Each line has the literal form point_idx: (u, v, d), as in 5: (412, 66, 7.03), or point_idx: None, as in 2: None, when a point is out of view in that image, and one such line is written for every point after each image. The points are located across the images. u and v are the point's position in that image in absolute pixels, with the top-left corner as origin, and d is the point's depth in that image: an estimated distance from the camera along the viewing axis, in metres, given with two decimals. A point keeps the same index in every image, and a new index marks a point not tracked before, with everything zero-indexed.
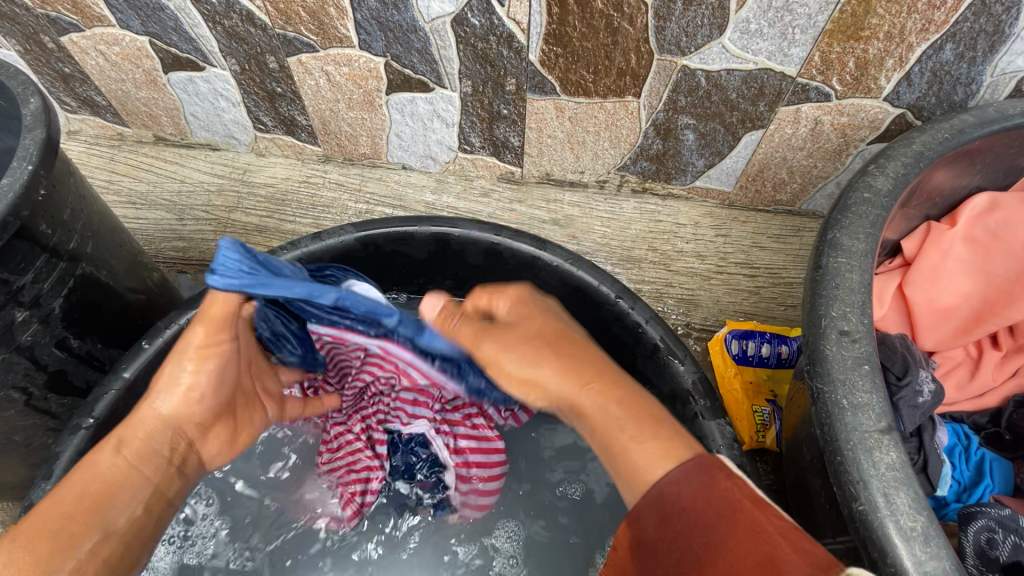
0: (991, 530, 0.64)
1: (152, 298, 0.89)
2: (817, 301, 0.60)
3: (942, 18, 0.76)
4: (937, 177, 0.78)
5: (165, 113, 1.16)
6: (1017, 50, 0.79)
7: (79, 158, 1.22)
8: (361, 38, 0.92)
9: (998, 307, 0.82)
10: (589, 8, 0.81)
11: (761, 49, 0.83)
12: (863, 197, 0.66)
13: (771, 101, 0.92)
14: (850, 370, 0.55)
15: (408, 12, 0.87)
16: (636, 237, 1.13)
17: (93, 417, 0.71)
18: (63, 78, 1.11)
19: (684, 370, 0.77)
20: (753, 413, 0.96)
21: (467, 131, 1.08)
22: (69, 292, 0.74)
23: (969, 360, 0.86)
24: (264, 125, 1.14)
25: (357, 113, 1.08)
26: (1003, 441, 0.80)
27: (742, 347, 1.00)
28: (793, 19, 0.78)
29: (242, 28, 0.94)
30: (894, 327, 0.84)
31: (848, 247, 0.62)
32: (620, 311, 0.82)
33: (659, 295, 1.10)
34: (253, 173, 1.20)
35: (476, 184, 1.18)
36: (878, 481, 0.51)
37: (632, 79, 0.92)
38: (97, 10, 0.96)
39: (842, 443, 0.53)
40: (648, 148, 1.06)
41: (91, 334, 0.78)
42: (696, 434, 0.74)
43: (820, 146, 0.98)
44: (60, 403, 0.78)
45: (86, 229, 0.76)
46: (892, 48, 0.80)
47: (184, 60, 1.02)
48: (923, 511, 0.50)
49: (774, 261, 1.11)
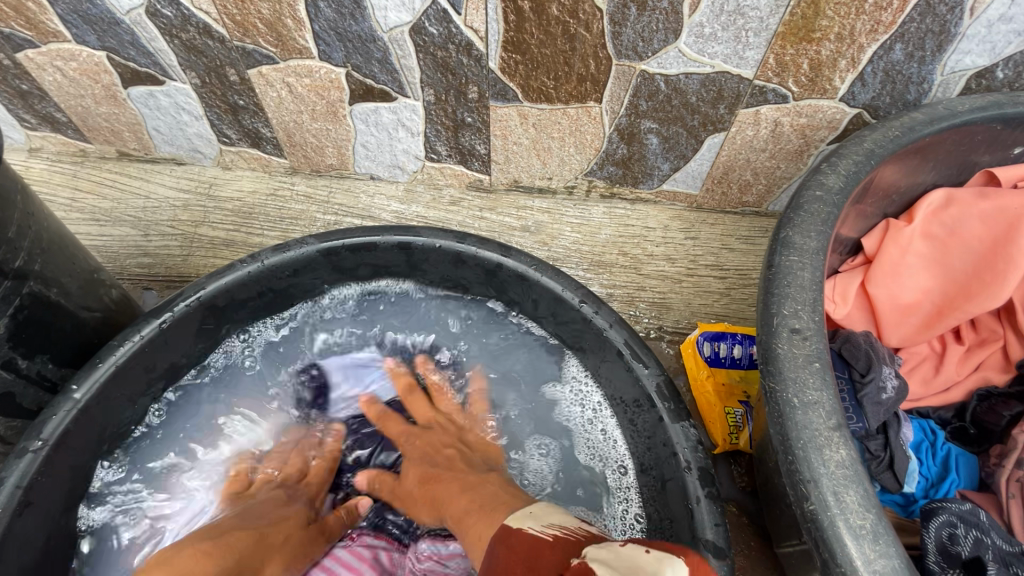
0: (952, 526, 0.64)
1: (110, 315, 0.87)
2: (770, 300, 0.60)
3: (890, 18, 0.77)
4: (890, 174, 0.79)
5: (127, 128, 1.14)
6: (964, 49, 0.80)
7: (41, 175, 1.19)
8: (321, 49, 0.92)
9: (958, 301, 0.83)
10: (545, 15, 0.82)
11: (717, 52, 0.84)
12: (814, 195, 0.67)
13: (730, 104, 0.92)
14: (801, 369, 0.55)
15: (366, 22, 0.87)
16: (606, 242, 1.13)
17: (41, 438, 0.69)
18: (21, 95, 1.09)
19: (648, 373, 0.77)
20: (725, 415, 0.95)
21: (433, 140, 1.08)
22: (15, 311, 0.72)
23: (934, 354, 0.86)
24: (228, 138, 1.13)
25: (322, 125, 1.07)
26: (969, 435, 0.82)
27: (715, 349, 1.00)
28: (745, 23, 0.79)
29: (200, 41, 0.93)
30: (859, 325, 0.85)
31: (800, 245, 0.62)
32: (585, 317, 0.82)
33: (630, 299, 1.09)
34: (219, 187, 1.19)
35: (445, 193, 1.18)
36: (829, 480, 0.50)
37: (592, 85, 0.93)
38: (52, 26, 0.95)
39: (793, 442, 0.53)
40: (614, 153, 1.06)
41: (41, 354, 0.76)
42: (663, 438, 0.74)
43: (782, 147, 0.99)
44: (9, 426, 0.75)
45: (34, 246, 0.74)
46: (844, 49, 0.81)
47: (142, 74, 1.01)
48: (873, 509, 0.49)
49: (742, 263, 1.12)
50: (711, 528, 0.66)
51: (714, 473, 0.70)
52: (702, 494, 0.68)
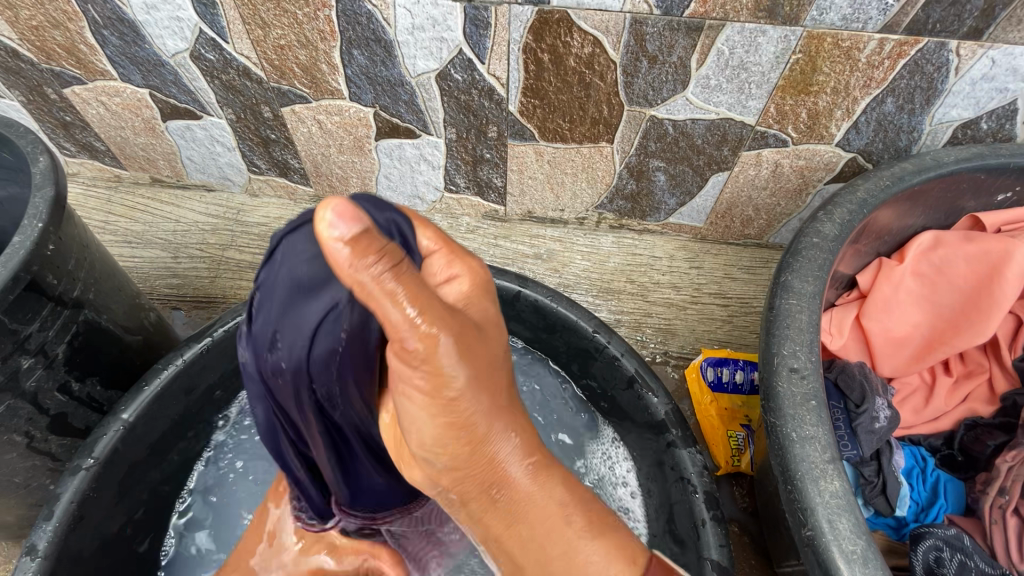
0: (939, 549, 0.70)
1: (150, 338, 0.92)
2: (770, 340, 0.66)
3: (881, 75, 0.84)
4: (882, 218, 0.85)
5: (162, 157, 1.20)
6: (950, 103, 0.87)
7: (76, 199, 1.25)
8: (352, 90, 0.99)
9: (947, 336, 0.88)
10: (563, 66, 0.89)
11: (721, 101, 0.91)
12: (812, 241, 0.73)
13: (733, 147, 0.99)
14: (799, 406, 0.61)
15: (396, 68, 0.93)
16: (614, 270, 1.19)
17: (93, 457, 0.74)
18: (64, 125, 1.16)
19: (658, 402, 0.82)
20: (727, 438, 1.00)
21: (452, 173, 1.14)
22: (72, 337, 0.78)
23: (924, 385, 0.91)
24: (258, 167, 1.19)
25: (348, 157, 1.13)
26: (956, 462, 0.87)
27: (717, 374, 1.05)
28: (748, 76, 0.86)
29: (239, 82, 1.00)
30: (855, 356, 0.90)
31: (798, 289, 0.68)
32: (599, 345, 0.88)
33: (637, 325, 1.15)
34: (246, 213, 1.25)
35: (462, 221, 1.24)
36: (824, 509, 0.56)
37: (605, 127, 0.99)
38: (100, 66, 1.01)
39: (793, 473, 0.58)
40: (623, 188, 1.12)
41: (91, 377, 0.82)
42: (671, 463, 0.79)
43: (782, 186, 1.05)
44: (60, 443, 0.81)
45: (88, 277, 0.80)
46: (839, 101, 0.88)
47: (181, 109, 1.08)
48: (863, 535, 0.55)
49: (744, 291, 1.18)
50: (716, 548, 0.71)
51: (718, 496, 0.75)
52: (707, 516, 0.73)
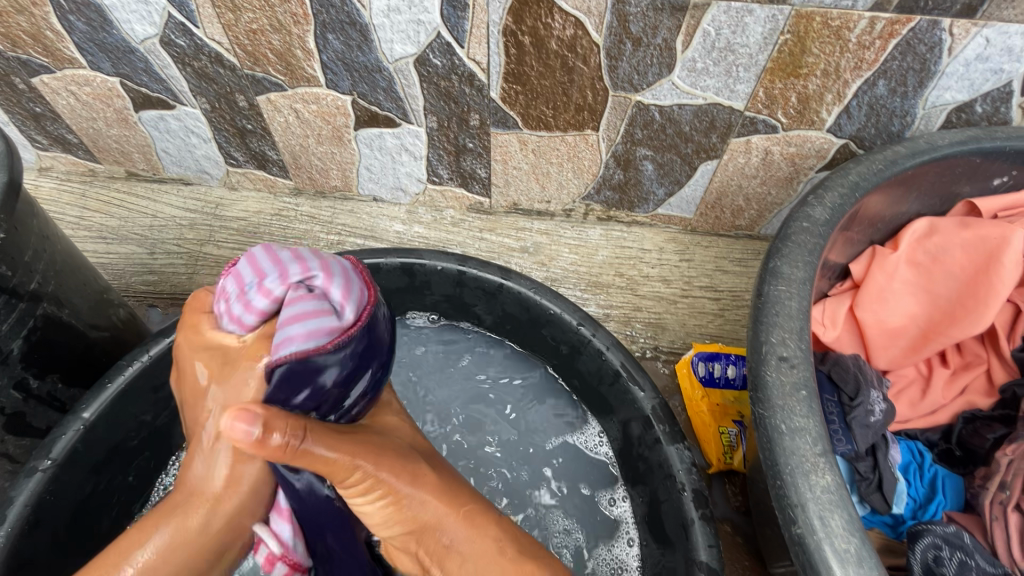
0: (938, 548, 0.67)
1: (117, 334, 0.89)
2: (759, 328, 0.63)
3: (872, 56, 0.81)
4: (876, 204, 0.83)
5: (137, 150, 1.17)
6: (944, 85, 0.84)
7: (50, 195, 1.22)
8: (328, 77, 0.95)
9: (944, 327, 0.85)
10: (544, 49, 0.86)
11: (709, 85, 0.88)
12: (802, 226, 0.70)
13: (722, 133, 0.96)
14: (789, 396, 0.58)
15: (373, 54, 0.90)
16: (602, 263, 1.16)
17: (51, 458, 0.71)
18: (34, 117, 1.12)
19: (644, 396, 0.79)
20: (719, 434, 0.97)
21: (435, 164, 1.11)
22: (29, 332, 0.74)
23: (921, 377, 0.88)
24: (235, 160, 1.16)
25: (327, 148, 1.10)
26: (955, 456, 0.84)
27: (709, 369, 1.01)
28: (735, 58, 0.83)
29: (211, 69, 0.97)
30: (849, 348, 0.87)
31: (787, 275, 0.65)
32: (583, 338, 0.84)
33: (626, 319, 1.12)
34: (225, 207, 1.21)
35: (446, 214, 1.21)
36: (815, 505, 0.53)
37: (589, 114, 0.96)
38: (68, 53, 0.98)
39: (781, 468, 0.55)
40: (610, 178, 1.09)
41: (51, 374, 0.78)
42: (658, 459, 0.76)
43: (773, 175, 1.02)
44: (19, 444, 0.77)
45: (48, 268, 0.76)
46: (829, 84, 0.85)
47: (154, 98, 1.05)
48: (856, 532, 0.52)
49: (736, 284, 1.14)
50: (705, 548, 0.68)
51: (707, 494, 0.72)
52: (695, 515, 0.70)
